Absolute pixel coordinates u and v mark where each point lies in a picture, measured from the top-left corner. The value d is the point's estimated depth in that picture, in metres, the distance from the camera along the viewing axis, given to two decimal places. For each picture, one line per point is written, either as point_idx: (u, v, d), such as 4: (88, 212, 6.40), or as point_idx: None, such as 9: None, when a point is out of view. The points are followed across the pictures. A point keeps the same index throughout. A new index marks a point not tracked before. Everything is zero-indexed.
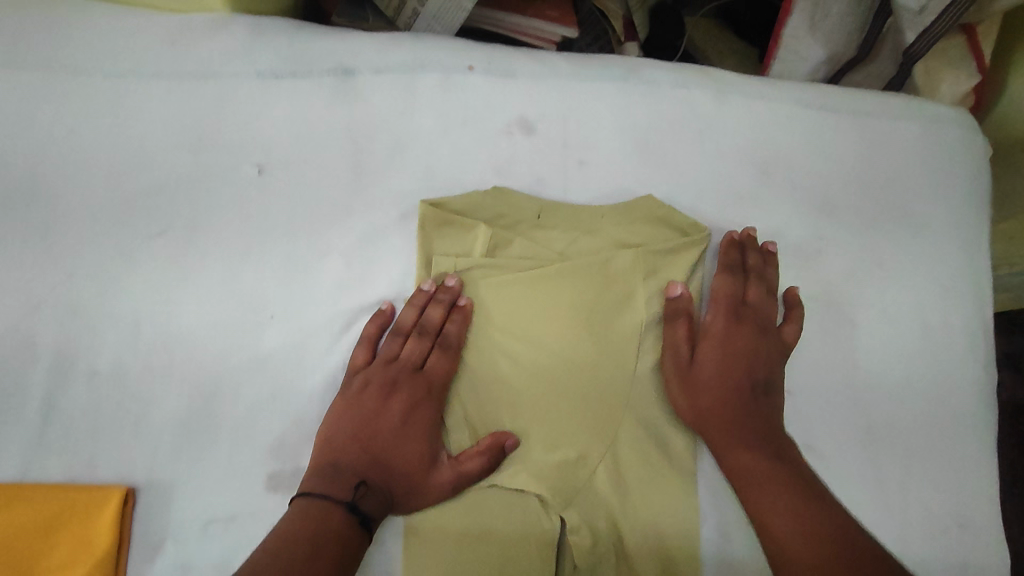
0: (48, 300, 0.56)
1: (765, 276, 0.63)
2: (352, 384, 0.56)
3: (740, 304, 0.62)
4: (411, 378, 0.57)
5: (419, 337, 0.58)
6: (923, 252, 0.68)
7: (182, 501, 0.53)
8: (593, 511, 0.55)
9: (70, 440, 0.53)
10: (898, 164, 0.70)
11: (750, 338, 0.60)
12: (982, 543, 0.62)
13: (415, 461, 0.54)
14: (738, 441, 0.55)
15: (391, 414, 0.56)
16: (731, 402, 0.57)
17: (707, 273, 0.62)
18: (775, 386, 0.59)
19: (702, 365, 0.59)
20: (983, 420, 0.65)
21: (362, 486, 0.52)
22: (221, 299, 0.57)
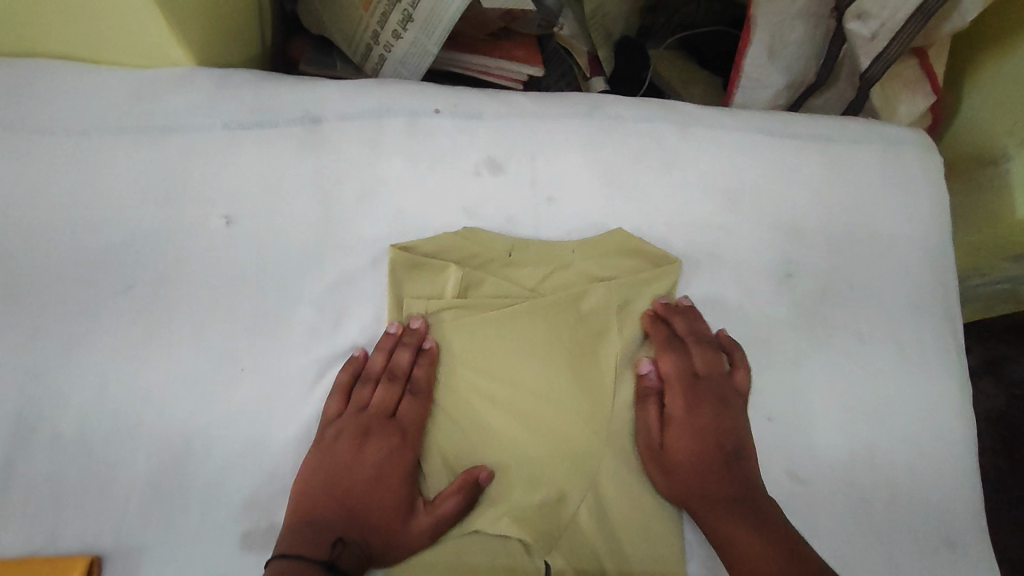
0: (8, 362, 0.54)
1: (703, 336, 0.63)
2: (325, 436, 0.55)
3: (690, 377, 0.62)
4: (384, 426, 0.56)
5: (387, 382, 0.57)
6: (891, 271, 0.69)
7: (150, 566, 0.51)
8: (577, 552, 0.54)
9: (31, 508, 0.51)
10: (861, 187, 0.71)
11: (713, 416, 0.60)
12: (972, 563, 0.61)
13: (392, 510, 0.53)
14: (726, 521, 0.55)
15: (366, 464, 0.55)
16: (713, 484, 0.57)
17: (682, 336, 0.63)
18: (746, 450, 0.59)
19: (674, 444, 0.59)
20: (962, 436, 0.65)
21: (339, 544, 0.51)
22: (189, 354, 0.56)
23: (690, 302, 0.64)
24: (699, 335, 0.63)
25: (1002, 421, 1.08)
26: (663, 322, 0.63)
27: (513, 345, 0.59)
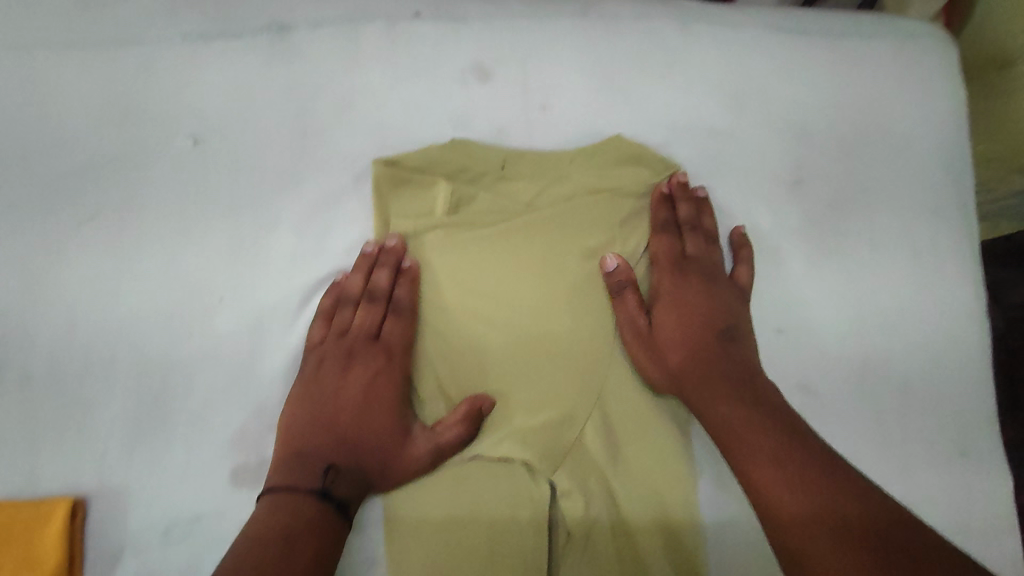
0: None
1: (701, 223, 0.59)
2: (310, 363, 0.53)
3: (680, 259, 0.58)
4: (369, 349, 0.53)
5: (368, 301, 0.54)
6: (906, 173, 0.64)
7: (139, 505, 0.48)
8: (584, 473, 0.52)
9: (5, 449, 0.48)
10: (877, 87, 0.66)
11: (708, 296, 0.56)
12: (986, 468, 0.60)
13: (384, 435, 0.51)
14: (723, 383, 0.51)
15: (355, 388, 0.52)
16: (704, 365, 0.53)
17: (681, 218, 0.59)
18: (743, 335, 0.55)
19: (670, 332, 0.55)
20: (980, 344, 0.62)
21: (331, 471, 0.48)
22: (161, 284, 0.52)
23: (707, 194, 0.60)
24: (700, 227, 0.59)
25: (1003, 343, 1.02)
26: (665, 202, 0.59)
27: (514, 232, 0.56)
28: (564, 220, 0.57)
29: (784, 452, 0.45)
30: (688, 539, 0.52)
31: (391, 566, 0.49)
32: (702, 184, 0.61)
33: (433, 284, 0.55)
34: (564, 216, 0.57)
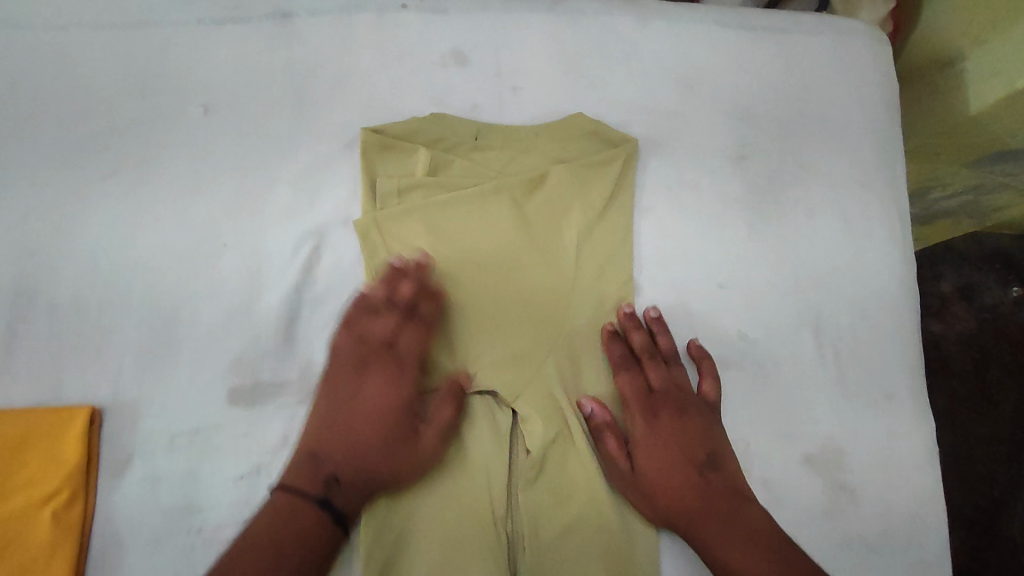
0: (5, 239, 0.57)
1: (657, 351, 0.63)
2: (329, 366, 0.58)
3: (648, 394, 0.61)
4: (380, 361, 0.58)
5: (387, 321, 0.58)
6: (843, 152, 0.72)
7: (149, 417, 0.55)
8: (542, 403, 0.60)
9: (34, 369, 0.55)
10: (817, 76, 0.73)
11: (682, 427, 0.60)
12: (905, 410, 0.67)
13: (386, 442, 0.55)
14: (714, 521, 0.55)
15: (364, 399, 0.56)
16: (696, 499, 0.56)
17: (636, 350, 0.62)
18: (720, 457, 0.59)
19: (658, 461, 0.58)
20: (907, 303, 0.69)
21: (332, 483, 0.53)
22: (173, 232, 0.59)
23: (657, 312, 0.64)
24: (658, 357, 0.63)
25: (974, 342, 1.21)
26: (616, 339, 0.62)
27: (477, 209, 0.63)
28: (513, 202, 0.64)
29: None
30: None
31: None
32: (654, 304, 0.65)
33: (414, 236, 0.62)
34: (511, 200, 0.64)
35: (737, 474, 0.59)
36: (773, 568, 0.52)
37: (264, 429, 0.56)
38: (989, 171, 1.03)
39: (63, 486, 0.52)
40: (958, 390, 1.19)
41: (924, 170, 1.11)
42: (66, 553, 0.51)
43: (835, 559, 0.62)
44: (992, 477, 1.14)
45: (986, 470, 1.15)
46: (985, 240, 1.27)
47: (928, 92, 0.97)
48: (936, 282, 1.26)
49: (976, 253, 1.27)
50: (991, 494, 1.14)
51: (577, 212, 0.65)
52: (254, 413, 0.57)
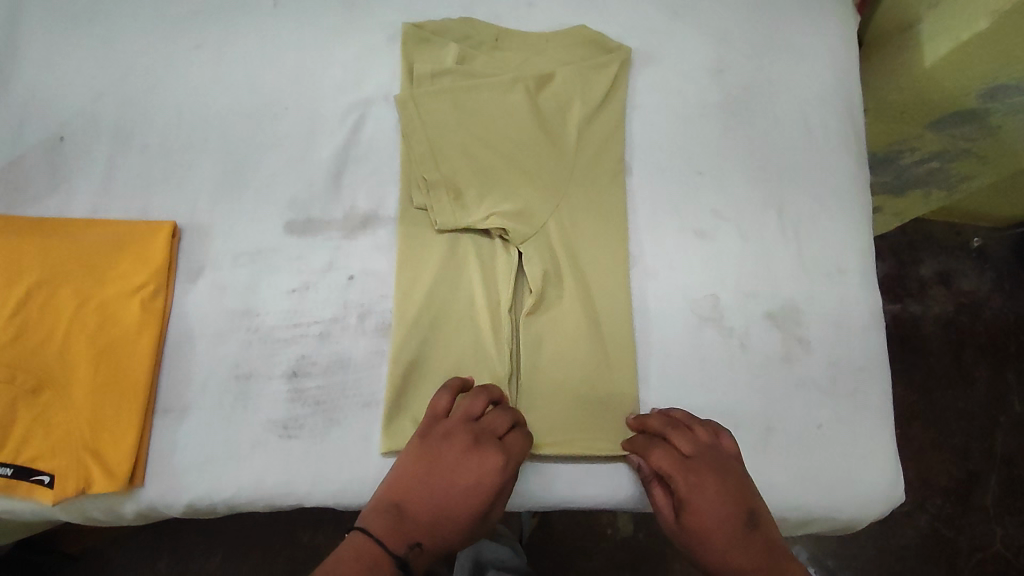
0: (110, 92, 0.72)
1: (678, 422, 0.65)
2: (433, 433, 0.60)
3: (683, 460, 0.61)
4: (492, 444, 0.59)
5: (502, 417, 0.61)
6: (809, 71, 0.83)
7: (218, 236, 0.68)
8: (545, 250, 0.70)
9: (128, 192, 0.70)
10: (786, 9, 0.85)
11: (722, 487, 0.59)
12: (856, 288, 0.76)
13: (470, 526, 0.57)
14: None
15: (467, 471, 0.57)
16: (744, 557, 0.57)
17: (659, 430, 0.64)
18: (759, 514, 0.59)
19: (705, 533, 0.58)
20: (861, 201, 0.79)
21: (415, 546, 0.55)
22: (244, 96, 0.73)
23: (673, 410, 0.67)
24: (680, 426, 0.64)
25: (951, 324, 1.25)
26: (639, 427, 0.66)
27: (496, 95, 0.75)
28: (529, 91, 0.75)
29: None
30: (616, 304, 0.71)
31: (399, 297, 0.67)
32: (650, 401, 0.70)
33: (443, 111, 0.73)
34: (528, 89, 0.75)
35: (778, 538, 0.59)
36: None
37: (313, 254, 0.68)
38: (950, 134, 0.97)
39: (150, 280, 0.65)
40: (935, 368, 1.24)
41: (884, 134, 1.04)
42: (153, 330, 0.64)
43: (788, 398, 0.72)
44: (967, 450, 1.18)
45: (960, 443, 1.19)
46: (963, 231, 1.32)
47: (882, 53, 0.97)
48: (917, 266, 1.30)
49: (952, 243, 1.31)
50: (965, 467, 1.18)
51: (580, 101, 0.76)
52: (305, 241, 0.69)
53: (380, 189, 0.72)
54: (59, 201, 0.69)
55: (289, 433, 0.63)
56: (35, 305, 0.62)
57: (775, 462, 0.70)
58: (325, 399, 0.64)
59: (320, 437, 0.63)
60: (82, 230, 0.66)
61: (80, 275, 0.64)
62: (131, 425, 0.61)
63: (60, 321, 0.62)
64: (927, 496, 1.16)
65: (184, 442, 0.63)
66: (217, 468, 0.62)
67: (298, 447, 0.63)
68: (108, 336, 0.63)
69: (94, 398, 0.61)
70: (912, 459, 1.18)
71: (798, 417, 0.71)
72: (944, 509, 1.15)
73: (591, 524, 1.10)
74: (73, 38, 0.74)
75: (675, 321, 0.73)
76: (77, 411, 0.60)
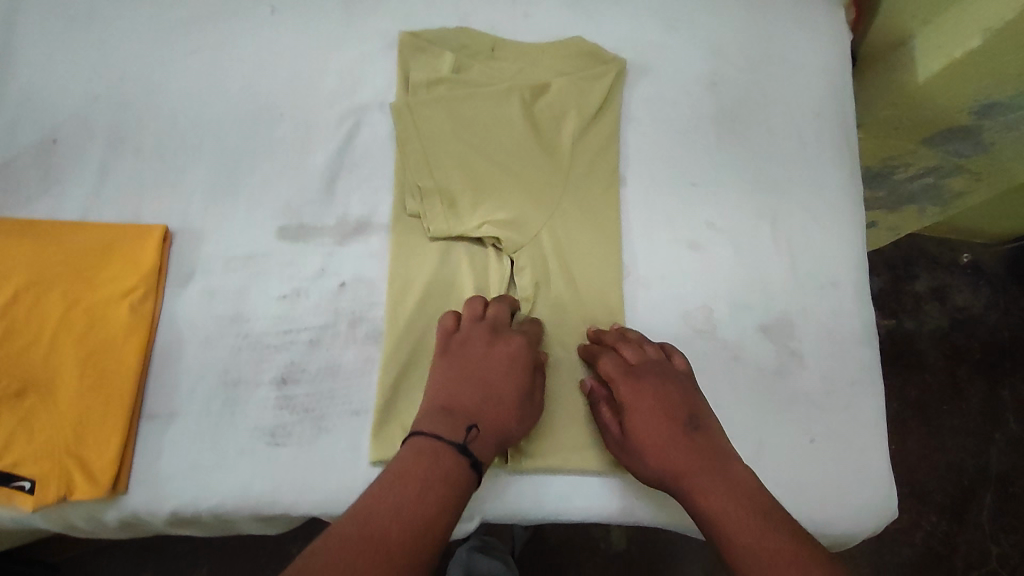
0: (104, 95, 0.72)
1: (630, 336, 0.67)
2: (451, 343, 0.64)
3: (627, 368, 0.65)
4: (508, 331, 0.65)
5: (510, 311, 0.66)
6: (803, 85, 0.83)
7: (210, 241, 0.68)
8: (537, 260, 0.70)
9: (121, 195, 0.69)
10: (780, 23, 0.86)
11: (661, 391, 0.63)
12: (850, 301, 0.76)
13: (517, 404, 0.61)
14: (697, 478, 0.58)
15: (495, 358, 0.62)
16: (682, 457, 0.60)
17: (608, 339, 0.67)
18: (702, 418, 0.63)
19: (643, 428, 0.62)
20: (854, 214, 0.79)
21: (473, 428, 0.58)
22: (239, 101, 0.73)
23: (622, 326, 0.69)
24: (629, 341, 0.67)
25: (946, 339, 1.25)
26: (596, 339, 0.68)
27: (491, 104, 0.75)
28: (524, 100, 0.75)
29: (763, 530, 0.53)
30: (609, 315, 0.71)
31: (390, 305, 0.67)
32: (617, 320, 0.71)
33: (437, 119, 0.73)
34: (522, 98, 0.75)
35: (722, 439, 0.62)
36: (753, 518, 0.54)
37: (305, 259, 0.68)
38: (944, 149, 0.98)
39: (140, 283, 0.64)
40: (929, 384, 1.23)
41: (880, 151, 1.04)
42: (141, 334, 0.63)
43: (781, 411, 0.71)
44: (962, 467, 1.18)
45: (956, 459, 1.19)
46: (957, 247, 1.33)
47: (876, 70, 0.98)
48: (911, 281, 1.30)
49: (946, 260, 1.32)
50: (961, 483, 1.17)
51: (574, 111, 0.76)
52: (297, 247, 0.68)
53: (373, 196, 0.71)
54: (50, 203, 0.69)
55: (276, 441, 0.63)
56: (20, 309, 0.62)
57: (767, 476, 0.69)
58: (313, 407, 0.64)
59: (308, 445, 0.63)
60: (72, 233, 0.65)
61: (69, 279, 0.64)
62: (116, 430, 0.60)
63: (47, 324, 0.62)
64: (922, 512, 1.16)
65: (170, 449, 0.62)
66: (203, 476, 0.61)
67: (285, 455, 0.62)
68: (95, 339, 0.62)
69: (79, 402, 0.60)
70: (907, 474, 1.18)
71: (791, 430, 0.71)
72: (939, 526, 1.15)
73: (583, 538, 1.08)
74: (68, 41, 0.74)
75: (668, 332, 0.72)
76: (61, 415, 0.59)
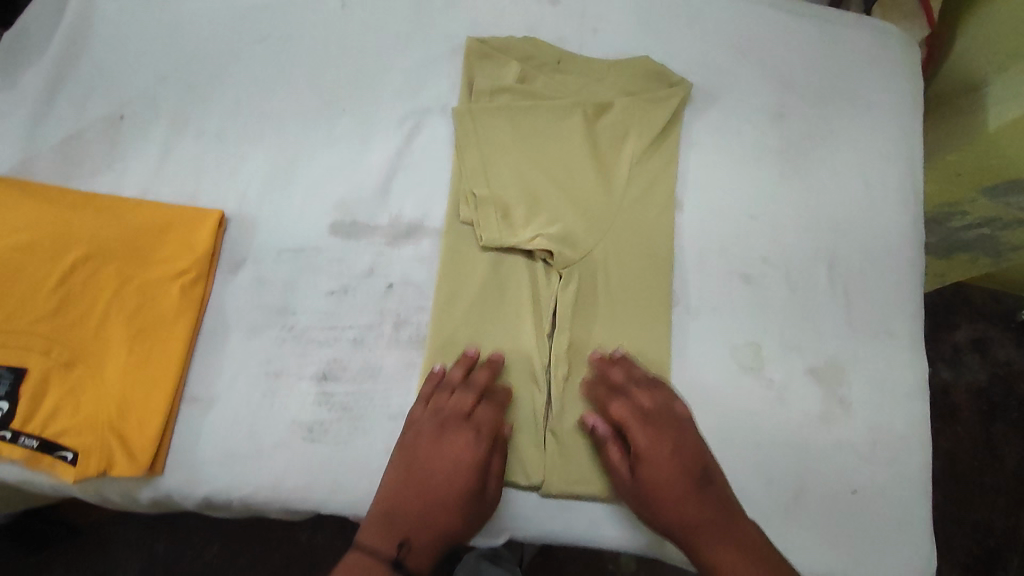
0: (171, 75, 0.73)
1: (640, 380, 0.65)
2: (406, 436, 0.61)
3: (642, 414, 0.63)
4: (459, 425, 0.61)
5: (466, 396, 0.62)
6: (871, 123, 0.81)
7: (264, 229, 0.68)
8: (586, 279, 0.69)
9: (181, 176, 0.70)
10: (852, 58, 0.83)
11: (676, 441, 0.61)
12: (903, 351, 0.73)
13: (458, 509, 0.58)
14: (712, 533, 0.57)
15: (440, 460, 0.59)
16: (697, 512, 0.58)
17: (620, 382, 0.65)
18: (712, 470, 0.61)
19: (656, 481, 0.60)
20: (915, 262, 0.77)
21: (405, 545, 0.56)
22: (303, 93, 0.73)
23: (624, 353, 0.68)
24: (641, 381, 0.65)
25: (982, 394, 1.21)
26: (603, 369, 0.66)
27: (553, 117, 0.74)
28: (586, 116, 0.74)
29: None
30: (655, 341, 0.70)
31: (437, 312, 0.67)
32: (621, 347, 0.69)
33: (498, 128, 0.73)
34: (585, 113, 0.74)
35: (729, 491, 0.61)
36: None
37: (356, 256, 0.68)
38: (1005, 202, 0.91)
39: (192, 266, 0.65)
40: (962, 437, 1.19)
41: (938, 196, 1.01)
42: (190, 317, 0.63)
43: (822, 457, 0.69)
44: (990, 528, 1.13)
45: (983, 519, 1.14)
46: (1003, 299, 1.27)
47: (945, 114, 0.95)
48: (952, 331, 1.26)
49: (990, 312, 1.26)
50: (987, 545, 1.13)
51: (638, 131, 0.75)
52: (349, 244, 0.68)
53: (429, 199, 0.71)
54: (113, 177, 0.70)
55: (312, 436, 0.62)
56: (76, 281, 0.63)
57: (804, 524, 0.67)
58: (352, 406, 0.63)
59: (345, 445, 0.62)
60: (133, 210, 0.66)
61: (125, 255, 0.64)
62: (157, 412, 0.60)
63: (100, 298, 0.62)
64: (942, 570, 1.12)
65: (208, 434, 0.62)
66: (238, 464, 0.61)
67: (321, 452, 0.62)
68: (145, 319, 0.62)
69: (123, 379, 0.60)
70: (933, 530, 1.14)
71: (833, 478, 0.69)
72: None
73: (592, 557, 1.06)
74: (144, 18, 0.75)
75: (712, 366, 0.71)
76: (105, 391, 0.60)
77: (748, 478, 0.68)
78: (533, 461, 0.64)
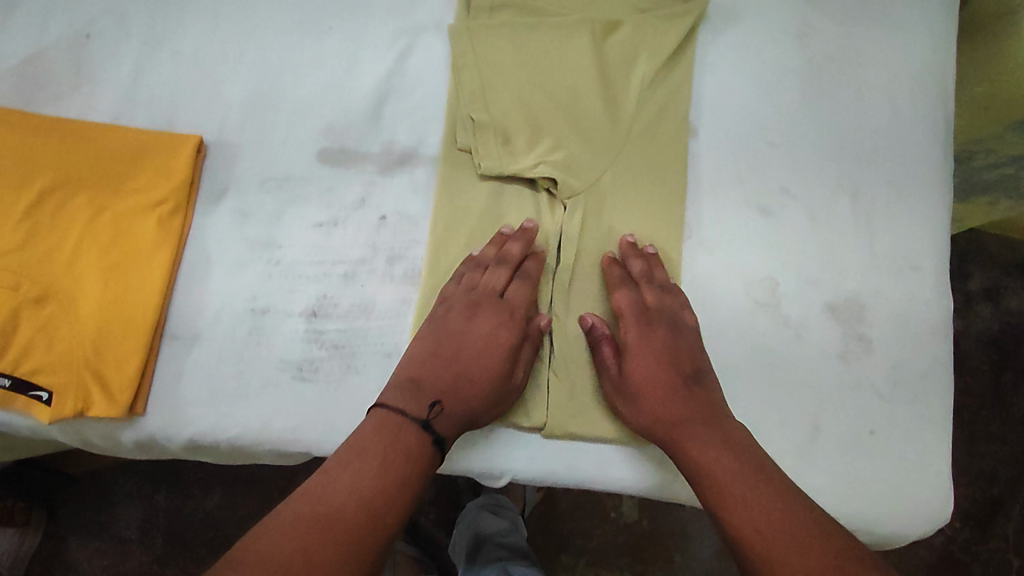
0: None
1: (652, 277, 0.62)
2: (438, 309, 0.60)
3: (642, 310, 0.60)
4: (493, 304, 0.59)
5: (500, 274, 0.60)
6: (903, 42, 0.73)
7: (247, 158, 0.64)
8: (593, 210, 0.64)
9: (155, 101, 0.65)
10: None
11: (670, 341, 0.59)
12: (929, 288, 0.68)
13: (487, 388, 0.56)
14: (692, 426, 0.54)
15: (474, 337, 0.58)
16: (678, 407, 0.56)
17: (633, 276, 0.62)
18: (706, 375, 0.58)
19: (642, 376, 0.58)
20: (944, 193, 0.71)
21: (436, 406, 0.54)
22: (285, 9, 0.67)
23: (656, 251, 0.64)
24: (652, 279, 0.62)
25: (994, 344, 1.12)
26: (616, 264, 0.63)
27: (558, 33, 0.68)
28: (595, 33, 0.68)
29: (752, 487, 0.50)
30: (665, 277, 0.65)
31: (434, 246, 0.62)
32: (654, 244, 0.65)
33: (498, 46, 0.67)
34: (593, 31, 0.68)
35: (722, 396, 0.58)
36: (750, 476, 0.50)
37: (345, 186, 0.63)
38: None
39: (169, 195, 0.60)
40: (969, 386, 1.12)
41: None
42: (168, 250, 0.59)
43: (839, 397, 0.66)
44: (994, 476, 1.08)
45: (988, 467, 1.09)
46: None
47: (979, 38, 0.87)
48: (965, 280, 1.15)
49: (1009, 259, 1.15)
50: (989, 492, 1.08)
51: (651, 49, 0.68)
52: (337, 172, 0.64)
53: (423, 125, 0.66)
54: (82, 102, 0.65)
55: (303, 375, 0.59)
56: (45, 212, 0.59)
57: (818, 466, 0.64)
58: (344, 344, 0.60)
59: (337, 385, 0.59)
60: (103, 135, 0.61)
61: (96, 183, 0.60)
62: (136, 349, 0.57)
63: (71, 229, 0.58)
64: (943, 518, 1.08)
65: (193, 373, 0.59)
66: (225, 404, 0.58)
67: (311, 391, 0.59)
68: (120, 251, 0.58)
69: (99, 315, 0.57)
70: None
71: (850, 419, 0.65)
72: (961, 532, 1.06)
73: (592, 505, 1.03)
74: None
75: (726, 303, 0.67)
76: (79, 327, 0.56)
77: (761, 418, 0.65)
78: (536, 400, 0.61)
